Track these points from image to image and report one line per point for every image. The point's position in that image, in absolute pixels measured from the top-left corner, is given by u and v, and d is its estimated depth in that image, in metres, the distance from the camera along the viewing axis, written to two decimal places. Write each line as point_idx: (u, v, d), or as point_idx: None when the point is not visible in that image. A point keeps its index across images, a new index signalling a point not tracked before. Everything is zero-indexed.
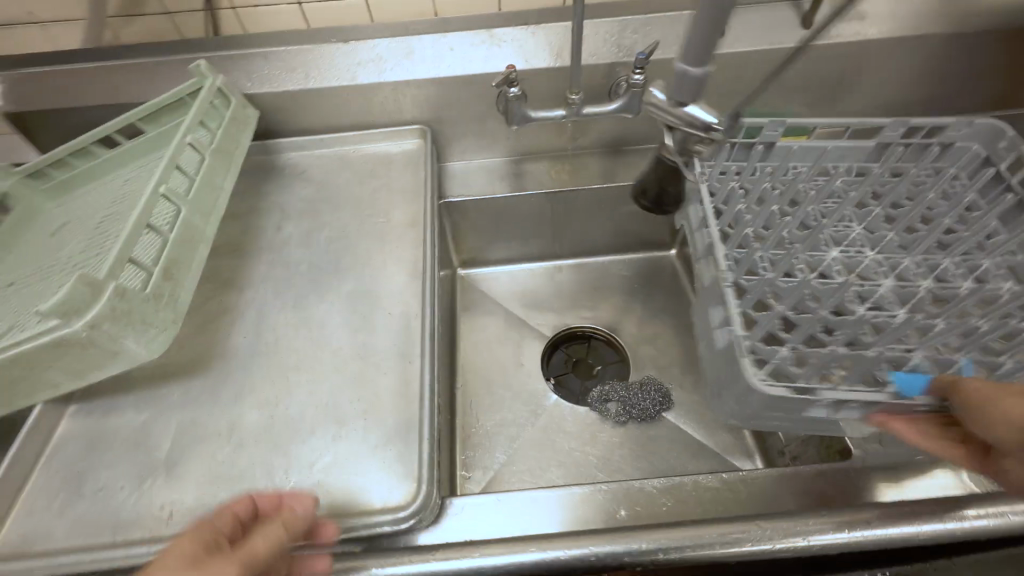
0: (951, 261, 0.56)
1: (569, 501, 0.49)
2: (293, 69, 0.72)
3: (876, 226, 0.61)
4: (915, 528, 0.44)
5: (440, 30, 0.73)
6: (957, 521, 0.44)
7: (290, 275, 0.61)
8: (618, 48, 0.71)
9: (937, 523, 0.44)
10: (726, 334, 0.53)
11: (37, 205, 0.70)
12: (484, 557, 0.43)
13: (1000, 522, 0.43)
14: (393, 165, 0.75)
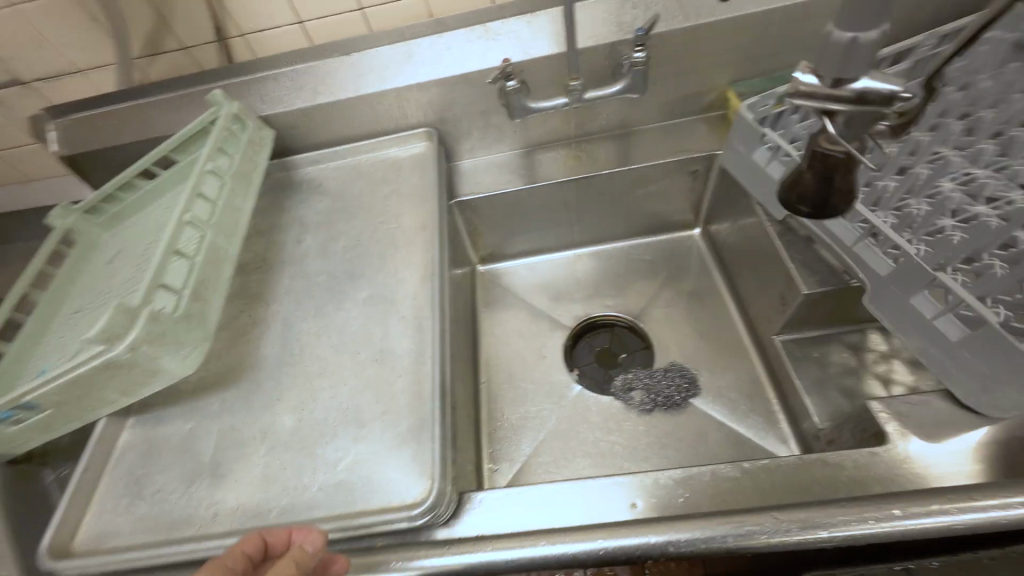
0: None
1: (638, 487, 0.48)
2: (302, 88, 0.75)
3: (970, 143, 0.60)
4: (952, 516, 0.41)
5: (436, 31, 0.74)
6: (1002, 508, 0.41)
7: (311, 286, 0.64)
8: (618, 26, 0.68)
9: (977, 510, 0.41)
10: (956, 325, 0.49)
11: (95, 237, 0.78)
12: (495, 552, 0.44)
13: None
14: (403, 170, 0.77)
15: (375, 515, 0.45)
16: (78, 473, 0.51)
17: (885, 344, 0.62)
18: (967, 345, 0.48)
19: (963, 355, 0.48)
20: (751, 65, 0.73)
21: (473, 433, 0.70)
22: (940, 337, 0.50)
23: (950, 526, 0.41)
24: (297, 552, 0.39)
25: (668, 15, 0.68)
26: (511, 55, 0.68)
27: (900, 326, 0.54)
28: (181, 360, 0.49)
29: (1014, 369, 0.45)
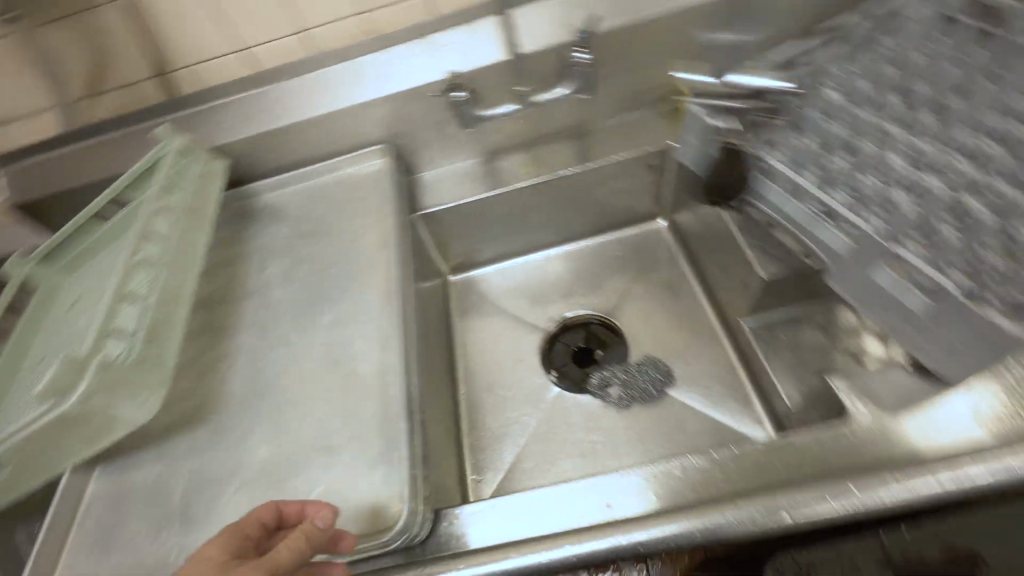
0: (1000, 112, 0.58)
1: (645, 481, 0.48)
2: (251, 115, 0.74)
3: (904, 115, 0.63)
4: (905, 489, 0.42)
5: (382, 47, 0.73)
6: (951, 474, 0.42)
7: (274, 315, 0.63)
8: (561, 29, 0.69)
9: (929, 480, 0.42)
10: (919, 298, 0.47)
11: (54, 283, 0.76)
12: (471, 568, 0.45)
13: (998, 470, 0.41)
14: (360, 189, 0.76)
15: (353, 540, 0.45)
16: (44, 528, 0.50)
17: (849, 319, 0.63)
18: (931, 319, 0.46)
19: (931, 329, 0.47)
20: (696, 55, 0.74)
21: (453, 446, 0.70)
22: (907, 313, 0.48)
23: (914, 498, 0.42)
24: (307, 526, 0.41)
25: (609, 15, 0.69)
26: (456, 67, 0.69)
27: (865, 305, 0.51)
28: (139, 406, 0.48)
29: (980, 337, 0.44)
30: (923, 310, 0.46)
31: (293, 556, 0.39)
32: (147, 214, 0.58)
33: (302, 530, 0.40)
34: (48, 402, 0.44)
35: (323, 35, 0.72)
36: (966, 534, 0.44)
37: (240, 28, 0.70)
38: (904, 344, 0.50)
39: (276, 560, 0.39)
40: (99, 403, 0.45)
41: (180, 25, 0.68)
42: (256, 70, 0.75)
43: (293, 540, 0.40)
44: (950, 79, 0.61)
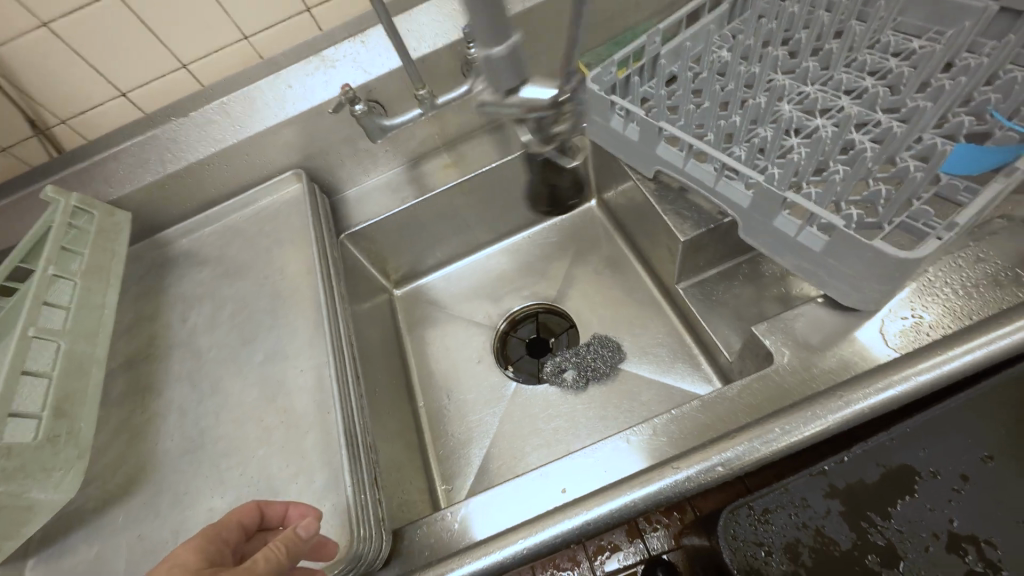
0: (869, 55, 0.62)
1: (626, 448, 0.48)
2: (148, 160, 0.71)
3: (790, 65, 0.66)
4: (823, 421, 0.44)
5: (274, 71, 0.71)
6: (861, 400, 0.44)
7: (201, 363, 0.61)
8: (450, 27, 0.68)
9: (845, 408, 0.44)
10: (814, 234, 0.48)
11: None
12: (472, 562, 0.44)
13: (910, 385, 0.43)
14: (278, 219, 0.74)
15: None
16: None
17: (771, 265, 0.65)
18: (830, 254, 0.47)
19: (830, 262, 0.47)
20: (590, 34, 0.76)
21: (416, 461, 0.69)
22: (808, 252, 0.49)
23: (839, 425, 0.44)
24: (288, 533, 0.40)
25: None
26: (351, 81, 0.67)
27: (774, 249, 0.53)
28: (56, 486, 0.46)
29: (869, 268, 0.44)
30: (821, 247, 0.47)
31: (273, 564, 0.40)
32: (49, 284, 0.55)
33: (280, 540, 0.40)
34: None
35: (209, 64, 0.69)
36: (898, 449, 0.47)
37: (113, 71, 0.65)
38: (813, 282, 0.51)
39: (253, 570, 0.39)
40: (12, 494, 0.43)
41: (48, 78, 0.64)
42: (145, 112, 0.71)
43: (270, 551, 0.40)
44: (825, 25, 0.65)
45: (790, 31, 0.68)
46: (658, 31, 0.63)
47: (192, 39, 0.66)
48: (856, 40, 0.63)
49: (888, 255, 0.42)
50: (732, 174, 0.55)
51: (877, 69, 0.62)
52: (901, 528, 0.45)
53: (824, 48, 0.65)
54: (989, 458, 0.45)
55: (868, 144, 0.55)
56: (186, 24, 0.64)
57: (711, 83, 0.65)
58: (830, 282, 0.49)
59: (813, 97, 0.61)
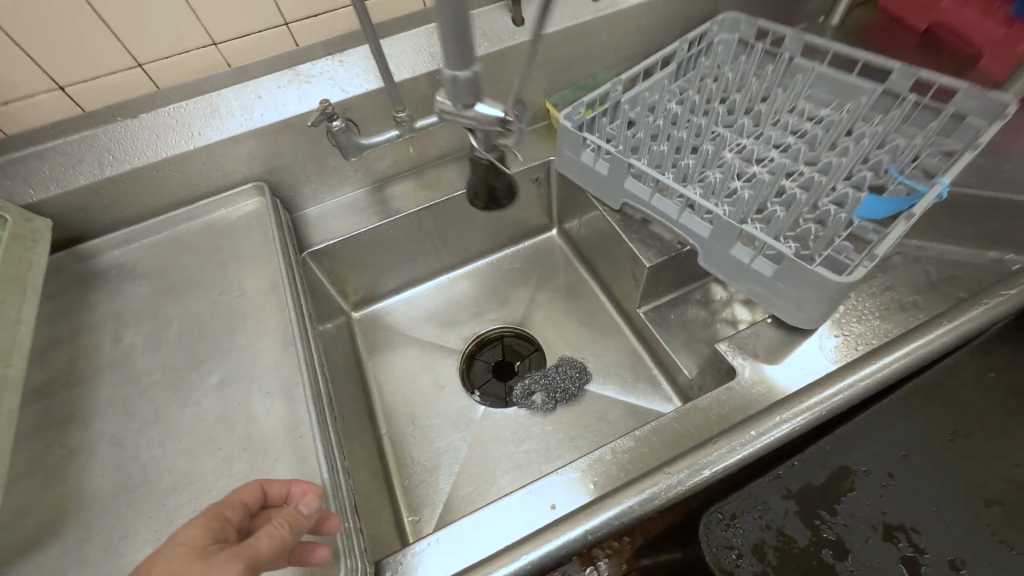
0: (790, 118, 0.74)
1: (611, 460, 0.50)
2: (84, 161, 0.64)
3: (729, 120, 0.77)
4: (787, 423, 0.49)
5: (242, 80, 0.68)
6: (816, 403, 0.50)
7: (140, 388, 0.53)
8: (431, 57, 0.71)
9: (803, 411, 0.50)
10: (766, 262, 0.55)
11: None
12: None
13: (852, 392, 0.51)
14: (234, 233, 0.69)
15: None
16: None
17: (719, 292, 0.73)
18: (779, 279, 0.54)
19: (779, 287, 0.54)
20: (557, 77, 0.82)
21: (383, 491, 0.65)
22: (760, 277, 0.56)
23: (799, 428, 0.50)
24: (290, 511, 0.39)
25: (475, 42, 0.72)
26: (330, 96, 0.66)
27: (730, 275, 0.59)
28: None
29: (813, 291, 0.52)
30: (772, 272, 0.54)
31: (276, 543, 0.38)
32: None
33: (282, 517, 0.38)
34: None
35: (169, 67, 0.64)
36: (837, 450, 0.54)
37: (50, 60, 0.58)
38: (764, 305, 0.58)
39: (256, 548, 0.37)
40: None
41: None
42: (83, 111, 0.64)
43: (274, 526, 0.38)
44: (754, 91, 0.77)
45: (726, 93, 0.79)
46: (622, 80, 0.70)
47: (154, 38, 0.61)
48: (779, 105, 0.75)
49: (828, 281, 0.49)
50: (691, 208, 0.62)
51: (796, 130, 0.74)
52: (846, 522, 0.50)
53: (754, 109, 0.77)
54: (907, 455, 0.53)
55: (796, 189, 0.65)
56: (149, 22, 0.60)
57: (666, 130, 0.73)
58: (778, 304, 0.56)
59: (749, 148, 0.71)
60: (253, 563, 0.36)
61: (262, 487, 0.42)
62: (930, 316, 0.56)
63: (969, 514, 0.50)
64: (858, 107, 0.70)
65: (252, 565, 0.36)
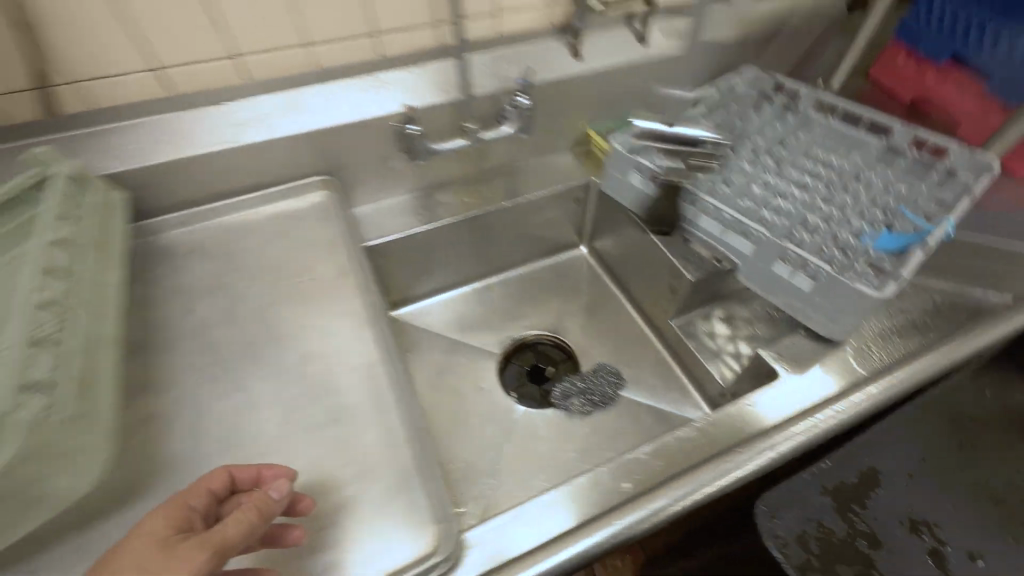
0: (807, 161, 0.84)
1: (673, 448, 0.55)
2: (162, 140, 0.65)
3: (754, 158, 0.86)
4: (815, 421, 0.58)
5: (323, 80, 0.72)
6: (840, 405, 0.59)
7: (219, 359, 0.54)
8: (500, 78, 0.77)
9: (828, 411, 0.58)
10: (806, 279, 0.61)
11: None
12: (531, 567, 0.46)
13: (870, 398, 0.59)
14: (300, 222, 0.71)
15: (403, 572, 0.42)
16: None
17: (746, 310, 0.80)
18: (817, 294, 0.61)
19: (817, 301, 0.61)
20: (605, 107, 0.90)
21: None
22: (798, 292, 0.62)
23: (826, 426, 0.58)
24: (259, 496, 0.39)
25: (539, 68, 0.79)
26: (410, 102, 0.72)
27: (769, 291, 0.66)
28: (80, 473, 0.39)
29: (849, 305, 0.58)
30: (811, 287, 0.61)
31: (246, 529, 0.38)
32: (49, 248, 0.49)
33: (252, 502, 0.39)
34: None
35: (264, 61, 0.68)
36: (865, 452, 0.59)
37: (154, 39, 0.61)
38: (800, 318, 0.64)
39: (226, 534, 0.37)
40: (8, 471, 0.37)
41: (79, 31, 0.57)
42: (172, 93, 0.66)
43: (242, 512, 0.38)
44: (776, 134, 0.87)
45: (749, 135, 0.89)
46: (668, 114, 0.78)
47: (257, 32, 0.65)
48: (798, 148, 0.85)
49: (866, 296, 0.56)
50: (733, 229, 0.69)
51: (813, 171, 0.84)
52: (875, 516, 0.56)
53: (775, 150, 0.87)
54: (925, 459, 0.59)
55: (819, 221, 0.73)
56: (256, 16, 0.63)
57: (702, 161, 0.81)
58: (814, 316, 0.63)
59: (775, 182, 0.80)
60: (222, 550, 0.36)
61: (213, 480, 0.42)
62: (939, 337, 0.64)
63: (980, 513, 0.56)
64: (863, 156, 0.81)
65: (221, 552, 0.36)
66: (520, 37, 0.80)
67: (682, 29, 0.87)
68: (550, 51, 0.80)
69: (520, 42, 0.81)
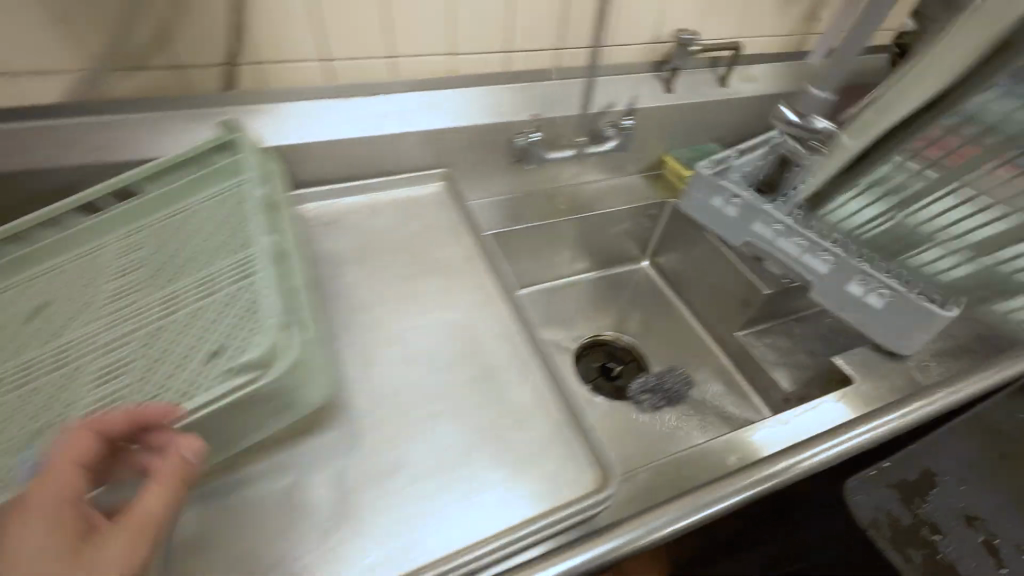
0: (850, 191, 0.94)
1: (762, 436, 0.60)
2: (324, 121, 0.72)
3: None
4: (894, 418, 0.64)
5: (459, 86, 0.79)
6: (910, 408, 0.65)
7: (375, 317, 0.61)
8: (608, 102, 0.86)
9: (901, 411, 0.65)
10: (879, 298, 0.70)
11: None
12: (664, 518, 0.50)
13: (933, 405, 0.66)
14: (425, 207, 0.76)
15: (545, 515, 0.46)
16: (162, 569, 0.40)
17: (807, 329, 0.88)
18: (890, 311, 0.70)
19: (887, 317, 0.70)
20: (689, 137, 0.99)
21: None
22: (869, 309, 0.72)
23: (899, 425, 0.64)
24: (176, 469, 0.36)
25: (642, 96, 0.89)
26: (535, 110, 0.81)
27: (840, 306, 0.74)
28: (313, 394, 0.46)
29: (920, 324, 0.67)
30: (882, 306, 0.70)
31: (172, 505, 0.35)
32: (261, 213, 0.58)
33: (170, 479, 0.35)
34: (237, 378, 0.41)
35: (413, 65, 0.77)
36: (928, 455, 0.67)
37: (332, 35, 0.69)
38: (862, 330, 0.73)
39: (150, 516, 0.34)
40: (277, 384, 0.41)
41: (276, 21, 0.65)
42: (331, 82, 0.74)
43: (160, 489, 0.35)
44: None
45: None
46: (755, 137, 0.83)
47: (414, 39, 0.74)
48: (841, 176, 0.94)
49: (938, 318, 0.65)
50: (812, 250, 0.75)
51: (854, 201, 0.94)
52: (934, 508, 0.63)
53: None
54: (976, 464, 0.67)
55: None
56: (418, 26, 0.72)
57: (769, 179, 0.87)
58: (879, 330, 0.72)
59: None
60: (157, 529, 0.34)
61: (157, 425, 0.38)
62: (983, 359, 0.73)
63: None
64: None
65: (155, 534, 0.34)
66: (624, 68, 0.90)
67: (762, 77, 0.97)
68: (651, 83, 0.90)
69: (626, 72, 0.90)
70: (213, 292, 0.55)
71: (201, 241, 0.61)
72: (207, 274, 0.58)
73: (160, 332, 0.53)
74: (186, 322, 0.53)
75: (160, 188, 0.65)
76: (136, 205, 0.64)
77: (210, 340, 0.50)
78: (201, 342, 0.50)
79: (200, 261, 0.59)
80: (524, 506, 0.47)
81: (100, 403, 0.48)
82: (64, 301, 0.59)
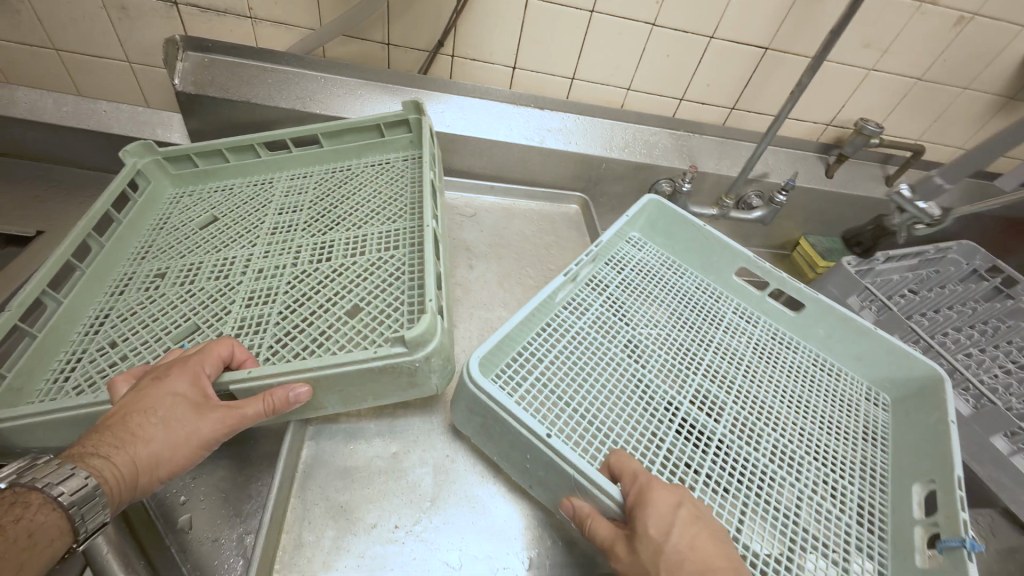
0: None
1: None
2: (489, 120, 0.74)
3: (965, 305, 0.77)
4: None
5: (626, 121, 0.80)
6: None
7: (496, 316, 0.62)
8: (767, 169, 0.83)
9: None
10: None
11: (161, 186, 0.70)
12: None
13: None
14: (556, 223, 0.77)
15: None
16: (273, 495, 0.43)
17: None
18: None
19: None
20: (836, 228, 0.93)
21: None
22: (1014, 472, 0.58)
23: None
24: (278, 396, 0.42)
25: (805, 175, 0.85)
26: (696, 163, 0.79)
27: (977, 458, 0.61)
28: (441, 381, 0.47)
29: None
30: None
31: (262, 415, 0.42)
32: (428, 195, 0.60)
33: (272, 398, 0.42)
34: (389, 349, 0.43)
35: (588, 89, 0.79)
36: None
37: (526, 47, 0.73)
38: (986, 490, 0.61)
39: (243, 418, 0.41)
40: (424, 361, 0.43)
41: (483, 27, 0.71)
42: (510, 88, 0.79)
43: (259, 404, 0.42)
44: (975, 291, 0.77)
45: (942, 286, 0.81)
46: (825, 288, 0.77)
47: (598, 69, 0.76)
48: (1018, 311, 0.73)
49: None
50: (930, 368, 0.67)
51: None
52: None
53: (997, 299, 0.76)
54: None
55: None
56: (608, 55, 0.75)
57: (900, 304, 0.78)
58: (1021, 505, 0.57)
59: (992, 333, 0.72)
60: (241, 426, 0.42)
61: (229, 377, 0.43)
62: None
63: None
64: None
65: (238, 428, 0.42)
66: (793, 142, 0.86)
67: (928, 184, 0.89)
68: (817, 166, 0.86)
69: (794, 149, 0.87)
70: (362, 255, 0.59)
71: (361, 202, 0.66)
72: (361, 234, 0.62)
73: (310, 274, 0.58)
74: (337, 273, 0.58)
75: (337, 143, 0.71)
76: (314, 151, 0.71)
77: (351, 298, 0.54)
78: (341, 298, 0.54)
79: (357, 220, 0.64)
80: (602, 559, 0.44)
81: (243, 323, 0.54)
82: (238, 221, 0.66)
